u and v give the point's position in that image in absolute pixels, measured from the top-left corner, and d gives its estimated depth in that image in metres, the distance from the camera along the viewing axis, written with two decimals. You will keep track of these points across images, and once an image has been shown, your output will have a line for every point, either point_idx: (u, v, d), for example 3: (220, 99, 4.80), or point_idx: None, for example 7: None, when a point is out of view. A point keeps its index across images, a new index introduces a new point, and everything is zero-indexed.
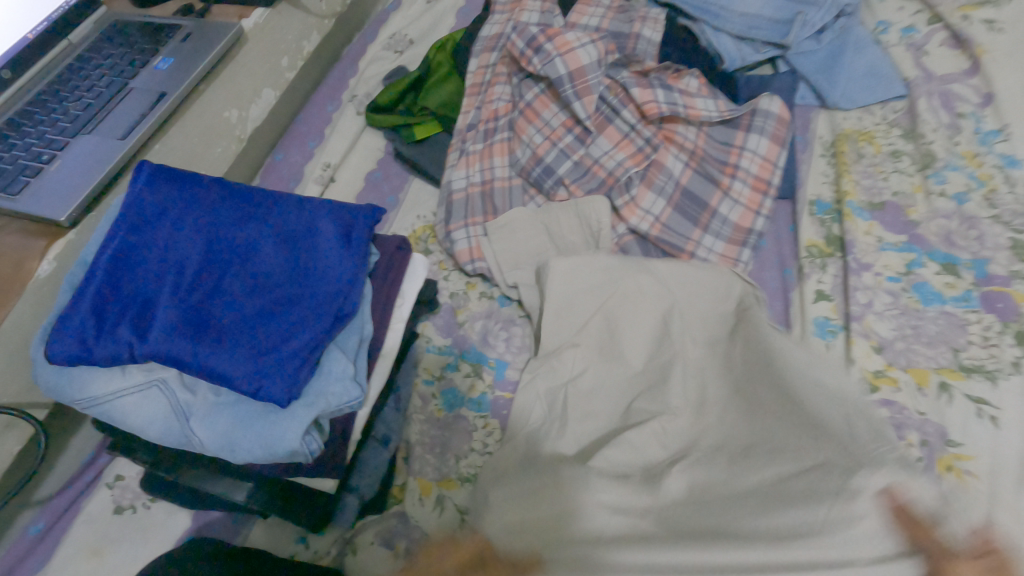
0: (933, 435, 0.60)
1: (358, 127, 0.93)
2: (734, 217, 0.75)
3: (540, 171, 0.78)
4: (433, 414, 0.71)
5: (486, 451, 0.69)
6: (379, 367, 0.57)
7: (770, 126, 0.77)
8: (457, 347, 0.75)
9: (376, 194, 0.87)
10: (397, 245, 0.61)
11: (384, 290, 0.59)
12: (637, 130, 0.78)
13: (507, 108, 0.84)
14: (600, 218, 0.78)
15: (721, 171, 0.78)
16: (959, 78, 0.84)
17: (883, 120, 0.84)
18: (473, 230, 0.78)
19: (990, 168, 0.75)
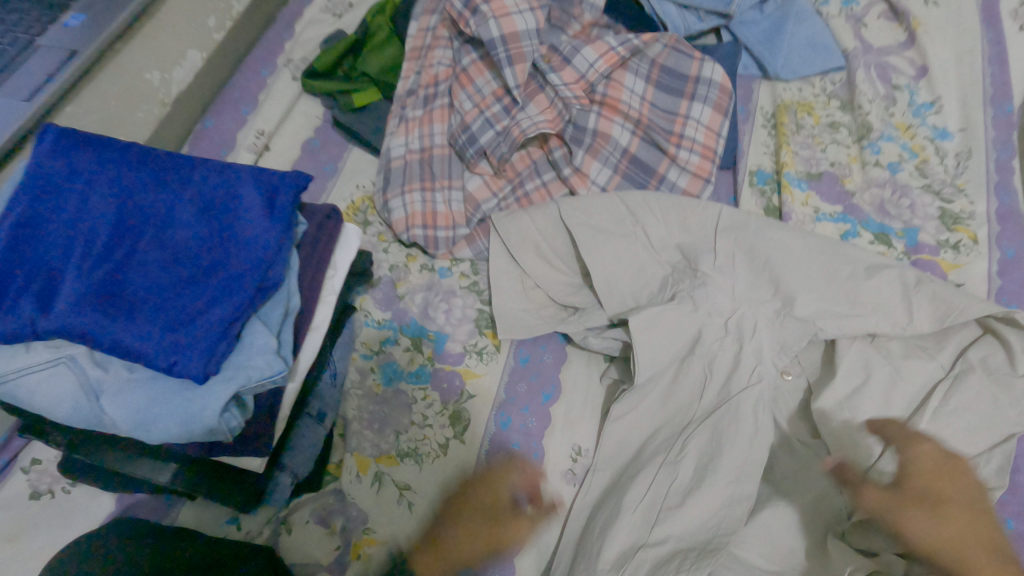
0: None
1: (294, 93, 0.89)
2: (682, 183, 0.76)
3: (465, 141, 0.75)
4: (371, 389, 0.70)
5: (426, 424, 0.68)
6: (310, 341, 0.56)
7: (714, 95, 0.77)
8: (396, 321, 0.74)
9: (314, 162, 0.85)
10: (327, 214, 0.59)
11: (312, 258, 0.56)
12: (568, 102, 0.74)
13: (447, 73, 0.81)
14: (536, 186, 0.78)
15: (667, 139, 0.76)
16: (896, 50, 0.85)
17: (822, 91, 0.84)
18: (410, 198, 0.76)
19: (921, 139, 0.77)
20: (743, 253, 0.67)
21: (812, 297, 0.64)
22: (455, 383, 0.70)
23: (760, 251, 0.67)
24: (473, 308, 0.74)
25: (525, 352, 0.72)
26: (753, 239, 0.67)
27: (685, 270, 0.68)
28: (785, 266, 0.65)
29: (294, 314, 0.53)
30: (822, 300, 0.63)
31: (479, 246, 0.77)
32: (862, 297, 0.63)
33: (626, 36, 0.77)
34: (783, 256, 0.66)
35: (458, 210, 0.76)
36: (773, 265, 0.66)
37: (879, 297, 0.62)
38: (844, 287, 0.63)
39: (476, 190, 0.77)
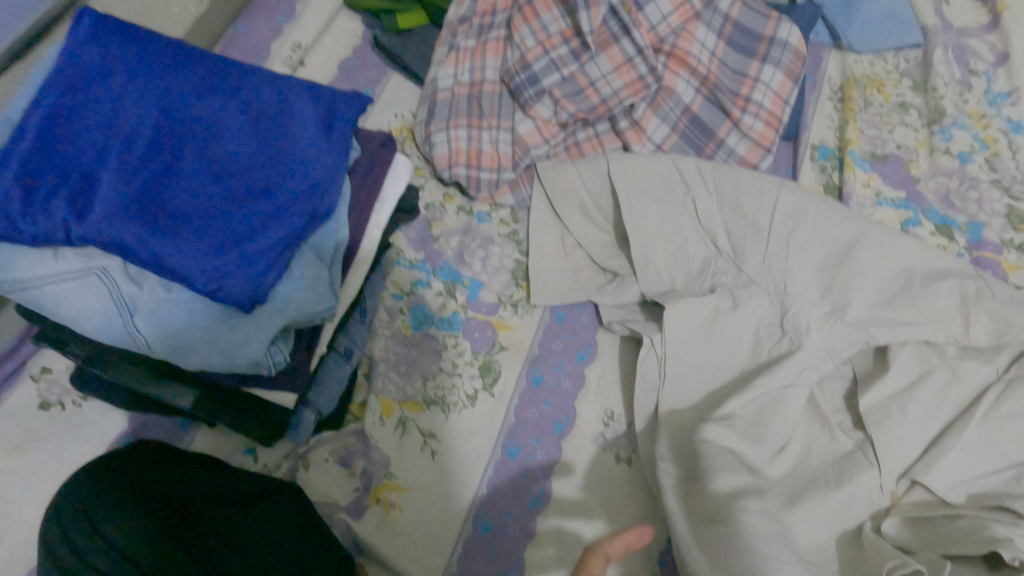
0: None
1: (333, 6, 0.83)
2: (741, 150, 0.72)
3: (522, 79, 0.70)
4: (399, 330, 0.67)
5: (455, 372, 0.65)
6: (353, 276, 0.52)
7: (787, 59, 0.72)
8: (430, 263, 0.70)
9: (351, 85, 0.80)
10: (381, 141, 0.55)
11: (363, 189, 0.52)
12: (641, 56, 0.69)
13: (507, 3, 0.75)
14: (589, 136, 0.73)
15: (732, 101, 0.71)
16: (976, 33, 0.81)
17: (895, 68, 0.80)
18: (455, 133, 0.71)
19: (995, 131, 0.74)
20: (804, 239, 0.64)
21: (867, 297, 0.62)
22: (488, 334, 0.67)
23: (819, 243, 0.64)
24: (510, 257, 0.72)
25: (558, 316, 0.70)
26: (817, 229, 0.64)
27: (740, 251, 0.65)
28: (847, 258, 0.63)
29: (342, 249, 0.49)
30: (876, 298, 0.62)
31: (522, 194, 0.73)
32: (918, 302, 0.61)
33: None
34: (847, 249, 0.63)
35: (505, 151, 0.72)
36: (833, 258, 0.63)
37: (937, 308, 0.61)
38: (899, 289, 0.62)
39: (527, 134, 0.71)
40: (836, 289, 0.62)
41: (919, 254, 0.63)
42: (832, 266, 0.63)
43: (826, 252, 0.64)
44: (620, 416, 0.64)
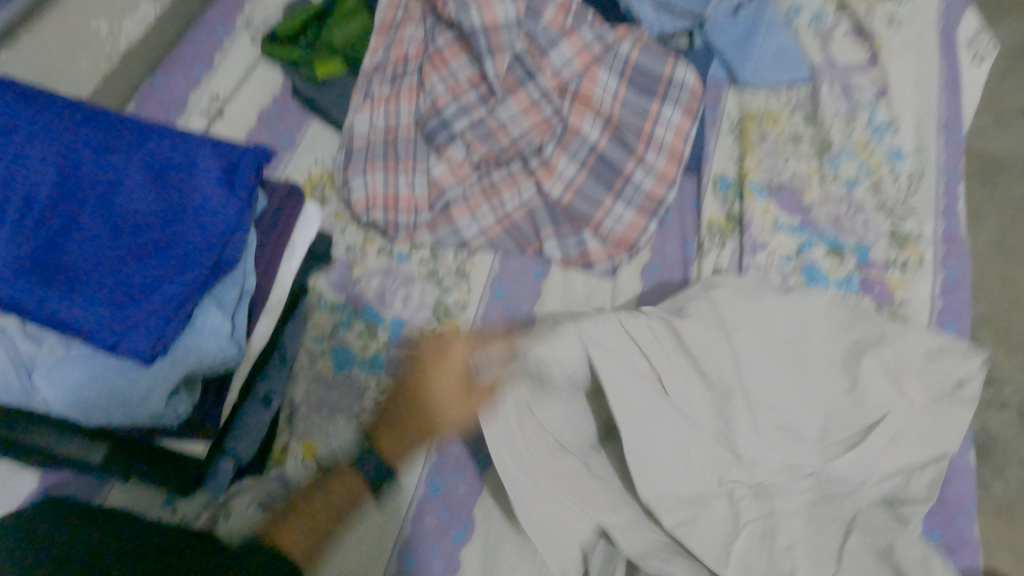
0: None
1: (251, 57, 0.85)
2: (647, 186, 0.75)
3: (434, 123, 0.73)
4: (321, 372, 0.68)
5: (378, 412, 0.66)
6: (262, 324, 0.54)
7: (685, 98, 0.76)
8: (351, 305, 0.72)
9: (271, 133, 0.82)
10: (288, 191, 0.56)
11: (268, 239, 0.53)
12: (546, 99, 0.74)
13: (418, 51, 0.78)
14: (503, 175, 0.75)
15: (636, 139, 0.76)
16: (859, 68, 0.87)
17: (788, 102, 0.85)
18: (372, 178, 0.74)
19: (879, 158, 0.79)
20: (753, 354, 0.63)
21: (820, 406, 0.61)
22: (410, 373, 0.68)
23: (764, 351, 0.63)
24: (431, 296, 0.73)
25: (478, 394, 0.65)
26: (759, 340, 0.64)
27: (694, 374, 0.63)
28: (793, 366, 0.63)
29: (248, 296, 0.50)
30: (827, 408, 0.62)
31: (440, 234, 0.74)
32: (865, 399, 0.62)
33: (600, 30, 0.75)
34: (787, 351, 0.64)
35: (421, 193, 0.73)
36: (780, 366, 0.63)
37: (883, 397, 0.61)
38: (845, 391, 0.62)
39: (441, 176, 0.74)
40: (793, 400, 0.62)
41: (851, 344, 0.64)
42: (785, 375, 0.63)
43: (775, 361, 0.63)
44: None
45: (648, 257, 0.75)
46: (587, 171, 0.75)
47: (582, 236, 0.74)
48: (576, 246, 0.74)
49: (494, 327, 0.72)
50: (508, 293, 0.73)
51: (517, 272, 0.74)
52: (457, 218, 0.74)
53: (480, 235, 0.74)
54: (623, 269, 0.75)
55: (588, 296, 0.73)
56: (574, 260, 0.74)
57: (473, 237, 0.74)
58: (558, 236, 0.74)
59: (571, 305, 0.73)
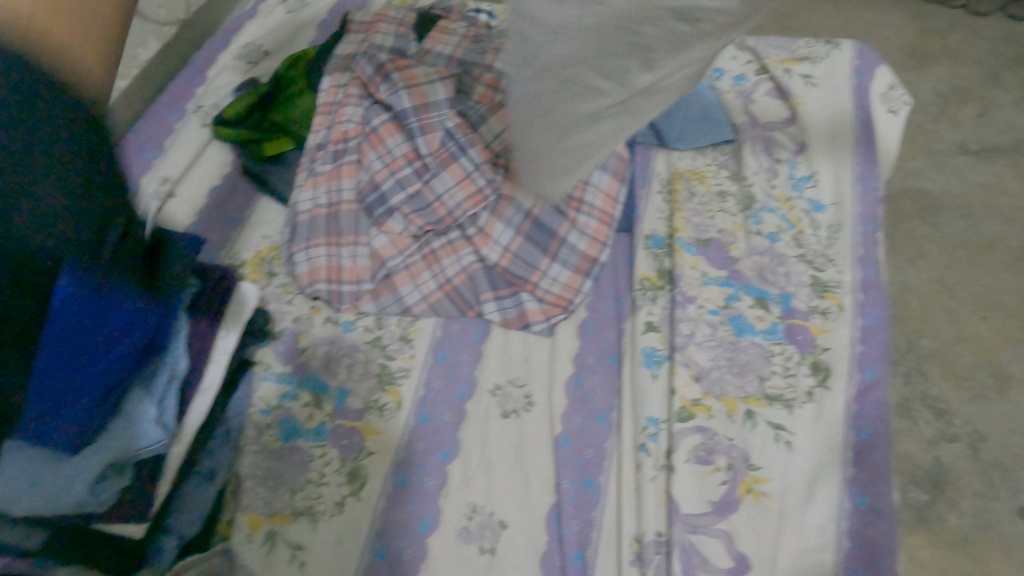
0: (737, 460, 0.66)
1: (201, 139, 0.89)
2: (580, 247, 0.79)
3: (374, 200, 0.77)
4: (267, 445, 0.69)
5: (322, 481, 0.68)
6: (197, 404, 0.56)
7: (612, 164, 0.81)
8: (297, 375, 0.74)
9: (219, 211, 0.85)
10: (222, 275, 0.59)
11: (202, 324, 0.57)
12: (479, 172, 0.77)
13: (358, 130, 0.80)
14: (443, 243, 0.79)
15: (567, 204, 0.80)
16: (779, 126, 0.92)
17: (713, 162, 0.90)
18: (315, 253, 0.77)
19: (799, 211, 0.84)
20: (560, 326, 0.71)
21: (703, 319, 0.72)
22: (354, 440, 0.70)
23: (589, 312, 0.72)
24: (375, 363, 0.75)
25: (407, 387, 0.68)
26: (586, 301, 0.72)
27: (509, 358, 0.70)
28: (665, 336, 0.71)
29: (178, 379, 0.53)
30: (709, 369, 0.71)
31: (383, 302, 0.77)
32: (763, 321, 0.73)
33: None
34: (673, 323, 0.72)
35: (363, 265, 0.77)
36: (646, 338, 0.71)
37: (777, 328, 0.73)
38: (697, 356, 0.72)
39: (382, 247, 0.77)
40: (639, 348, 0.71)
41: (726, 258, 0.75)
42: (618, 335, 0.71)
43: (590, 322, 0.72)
44: (483, 508, 0.67)
45: (584, 316, 0.78)
46: (522, 237, 0.79)
47: (520, 297, 0.78)
48: (514, 308, 0.77)
49: (436, 391, 0.73)
50: (450, 357, 0.75)
51: (461, 334, 0.77)
52: (399, 285, 0.78)
53: (422, 301, 0.77)
54: (560, 327, 0.77)
55: (527, 356, 0.76)
56: (513, 320, 0.77)
57: (416, 303, 0.77)
58: (497, 298, 0.78)
59: (510, 365, 0.75)
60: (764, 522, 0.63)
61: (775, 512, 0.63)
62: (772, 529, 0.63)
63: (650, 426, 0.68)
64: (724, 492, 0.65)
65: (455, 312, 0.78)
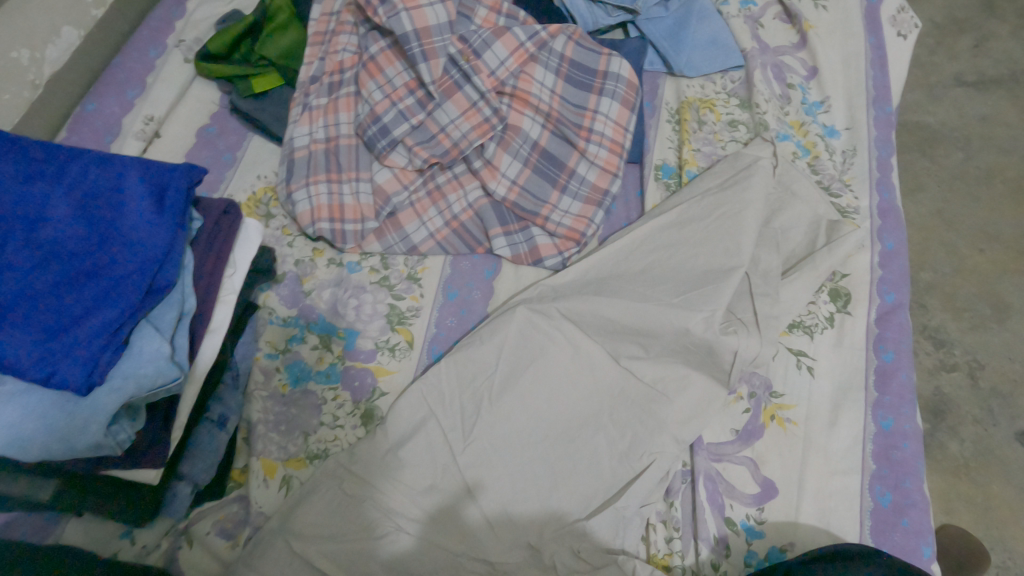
0: (759, 387, 0.65)
1: (186, 77, 0.84)
2: (591, 177, 0.76)
3: (374, 132, 0.72)
4: (277, 390, 0.67)
5: (337, 424, 0.65)
6: (207, 343, 0.53)
7: (621, 90, 0.78)
8: (303, 318, 0.71)
9: (211, 151, 0.81)
10: (225, 208, 0.55)
11: (208, 258, 0.53)
12: (484, 99, 0.73)
13: (353, 60, 0.77)
14: (448, 179, 0.76)
15: (576, 133, 0.77)
16: (789, 51, 0.89)
17: (723, 89, 0.87)
18: (315, 190, 0.73)
19: (813, 137, 0.82)
20: (528, 386, 0.64)
21: (711, 247, 0.69)
22: (367, 381, 0.68)
23: (554, 345, 0.66)
24: (383, 303, 0.72)
25: (403, 450, 0.62)
26: (544, 344, 0.66)
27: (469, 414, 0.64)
28: (655, 292, 0.67)
29: (189, 315, 0.49)
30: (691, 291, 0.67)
31: (388, 241, 0.74)
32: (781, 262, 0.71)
33: (534, 27, 0.76)
34: (665, 250, 0.71)
35: (366, 202, 0.73)
36: (633, 313, 0.66)
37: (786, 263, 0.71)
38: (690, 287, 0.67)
39: (385, 183, 0.74)
40: (634, 351, 0.66)
41: (736, 175, 0.74)
42: (602, 353, 0.66)
43: (561, 358, 0.66)
44: None
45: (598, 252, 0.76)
46: (529, 169, 0.76)
47: (530, 232, 0.75)
48: (524, 243, 0.74)
49: (448, 329, 0.71)
50: (461, 295, 0.73)
51: (470, 271, 0.74)
52: (404, 223, 0.75)
53: (429, 239, 0.75)
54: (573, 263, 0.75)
55: None
56: (524, 256, 0.74)
57: (423, 241, 0.74)
58: (506, 234, 0.75)
59: None
60: (790, 447, 0.62)
61: (800, 437, 0.63)
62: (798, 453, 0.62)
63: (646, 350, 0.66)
64: (747, 420, 0.64)
65: (464, 248, 0.75)
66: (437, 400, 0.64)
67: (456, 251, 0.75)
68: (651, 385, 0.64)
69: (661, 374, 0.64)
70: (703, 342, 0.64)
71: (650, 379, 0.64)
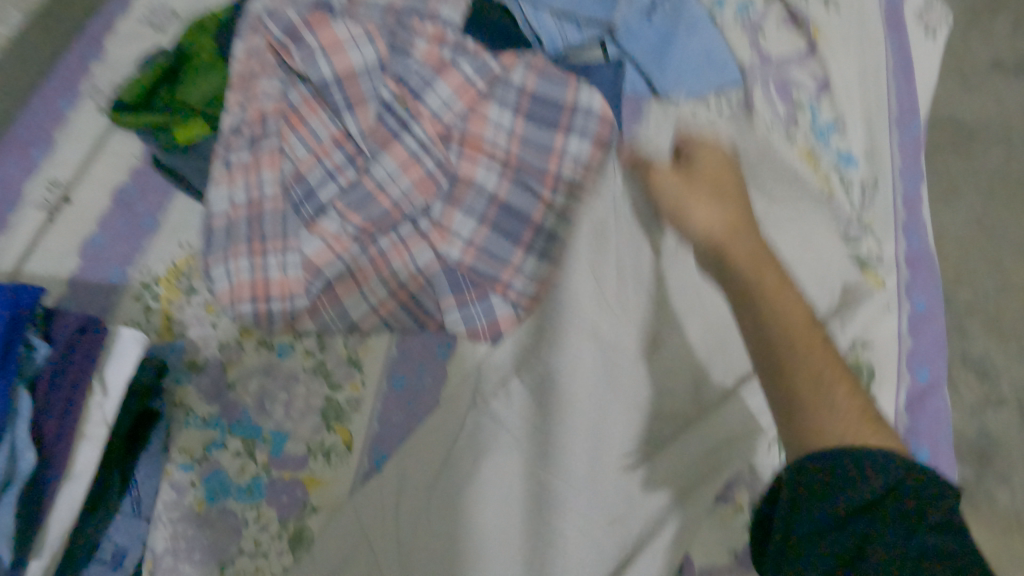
0: (763, 495, 0.55)
1: (99, 129, 0.74)
2: (561, 232, 0.65)
3: (299, 195, 0.64)
4: (192, 509, 0.57)
5: (260, 552, 0.56)
6: (62, 500, 0.42)
7: (592, 127, 0.66)
8: (225, 418, 0.61)
9: (127, 215, 0.71)
10: (81, 325, 0.45)
11: (58, 395, 0.43)
12: (427, 150, 0.64)
13: (276, 108, 0.66)
14: (392, 242, 0.64)
15: (540, 182, 0.66)
16: (796, 61, 0.76)
17: (718, 111, 0.74)
18: (235, 265, 0.63)
19: (826, 168, 0.69)
20: (479, 502, 0.53)
21: (693, 314, 0.58)
22: (296, 496, 0.58)
23: (519, 446, 0.55)
24: (318, 396, 0.62)
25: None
26: (506, 445, 0.55)
27: (412, 539, 0.53)
28: (641, 378, 0.56)
29: (20, 481, 0.39)
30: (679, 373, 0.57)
31: (324, 318, 0.63)
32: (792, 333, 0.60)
33: (484, 60, 0.66)
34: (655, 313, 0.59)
35: (295, 277, 0.62)
36: (610, 405, 0.55)
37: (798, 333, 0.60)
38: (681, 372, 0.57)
39: (315, 254, 0.63)
40: (619, 456, 0.54)
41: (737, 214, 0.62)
42: (582, 455, 0.53)
43: (527, 463, 0.54)
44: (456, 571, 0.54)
45: None
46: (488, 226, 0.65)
47: (489, 302, 0.63)
48: (481, 316, 0.63)
49: (393, 426, 0.60)
50: (408, 382, 0.62)
51: (422, 351, 0.64)
52: (343, 297, 0.64)
53: (371, 313, 0.63)
54: None
55: None
56: (481, 331, 0.63)
57: (364, 317, 0.63)
58: (460, 306, 0.63)
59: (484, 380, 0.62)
60: None
61: None
62: None
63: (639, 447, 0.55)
64: (749, 538, 0.54)
65: (412, 324, 0.64)
66: (370, 517, 0.55)
67: (403, 327, 0.64)
68: (640, 496, 0.53)
69: (656, 479, 0.53)
70: (697, 445, 0.54)
71: (641, 484, 0.53)
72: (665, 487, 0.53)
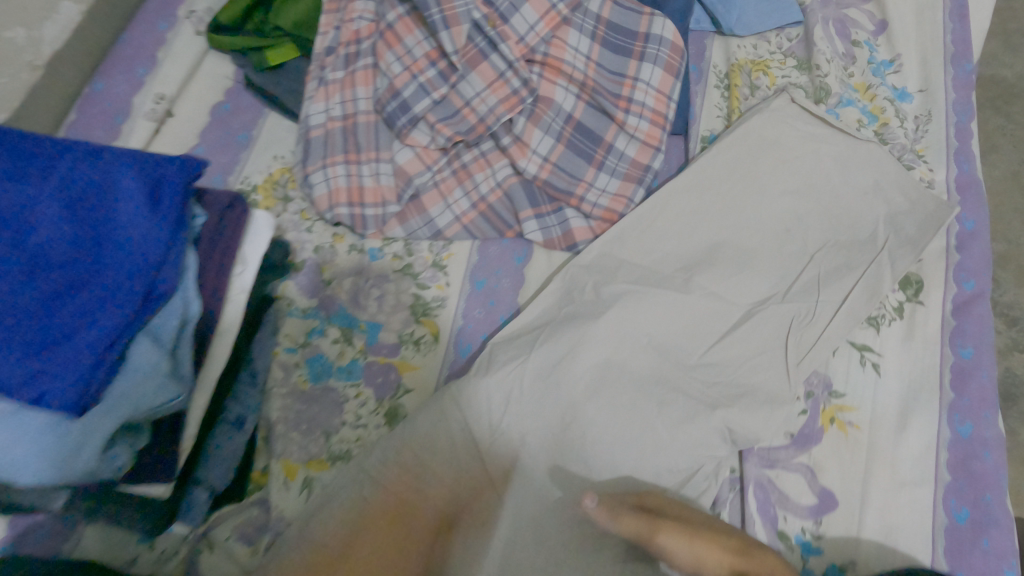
0: (818, 387, 0.60)
1: (197, 52, 0.79)
2: (631, 152, 0.70)
3: (394, 108, 0.67)
4: (297, 386, 0.63)
5: (360, 423, 0.62)
6: (217, 348, 0.50)
7: (664, 54, 0.70)
8: (323, 309, 0.67)
9: (224, 130, 0.76)
10: (228, 201, 0.52)
11: (213, 259, 0.50)
12: (513, 69, 0.67)
13: (371, 29, 0.72)
14: (474, 156, 0.71)
15: (615, 104, 0.70)
16: (854, 3, 0.80)
17: (778, 48, 0.78)
18: (333, 171, 0.68)
19: (881, 101, 0.73)
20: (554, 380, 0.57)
21: (738, 235, 0.65)
22: (390, 378, 0.64)
23: (596, 329, 0.59)
24: (408, 293, 0.68)
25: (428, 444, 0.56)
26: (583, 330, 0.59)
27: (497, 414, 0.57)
28: (700, 278, 0.62)
29: (192, 323, 0.47)
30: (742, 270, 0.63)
31: (412, 225, 0.69)
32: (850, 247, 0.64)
33: None
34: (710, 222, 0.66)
35: (387, 184, 0.68)
36: (672, 298, 0.61)
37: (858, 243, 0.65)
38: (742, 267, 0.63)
39: (406, 163, 0.69)
40: (688, 347, 0.60)
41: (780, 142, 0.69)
42: (648, 343, 0.59)
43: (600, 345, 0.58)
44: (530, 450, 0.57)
45: None
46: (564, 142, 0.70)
47: (563, 213, 0.69)
48: (557, 226, 0.69)
49: (475, 321, 0.66)
50: (488, 284, 0.68)
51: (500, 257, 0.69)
52: (428, 206, 0.70)
53: (455, 222, 0.69)
54: None
55: None
56: (557, 240, 0.68)
57: (448, 225, 0.69)
58: (538, 217, 0.69)
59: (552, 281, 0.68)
60: (852, 456, 0.57)
61: (865, 444, 0.57)
62: (862, 463, 0.56)
63: (706, 337, 0.60)
64: (805, 423, 0.59)
65: (491, 232, 0.70)
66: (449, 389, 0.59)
67: (483, 235, 0.70)
68: (701, 375, 0.58)
69: (712, 377, 0.58)
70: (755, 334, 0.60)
71: (700, 382, 0.58)
72: (730, 380, 0.58)
